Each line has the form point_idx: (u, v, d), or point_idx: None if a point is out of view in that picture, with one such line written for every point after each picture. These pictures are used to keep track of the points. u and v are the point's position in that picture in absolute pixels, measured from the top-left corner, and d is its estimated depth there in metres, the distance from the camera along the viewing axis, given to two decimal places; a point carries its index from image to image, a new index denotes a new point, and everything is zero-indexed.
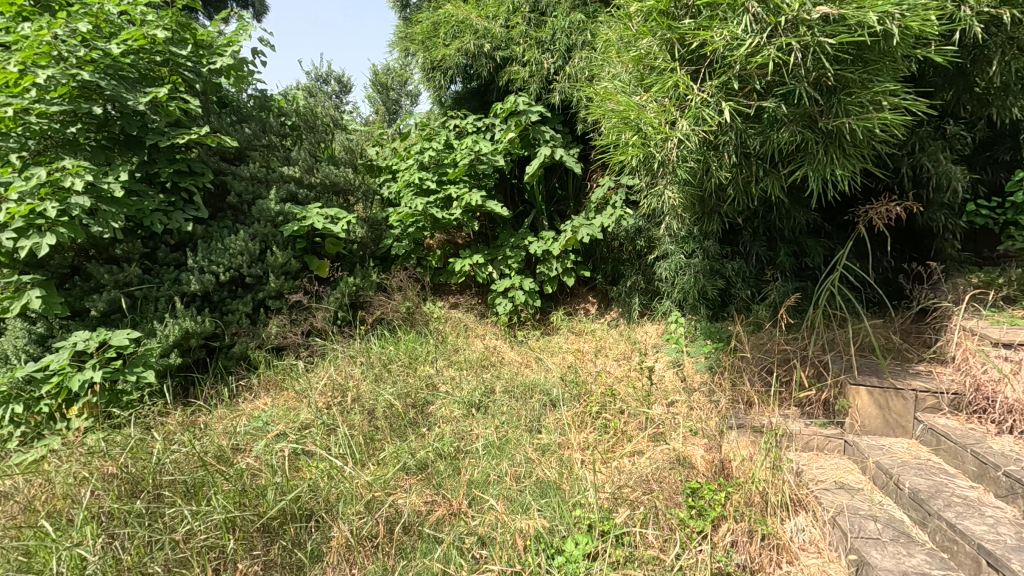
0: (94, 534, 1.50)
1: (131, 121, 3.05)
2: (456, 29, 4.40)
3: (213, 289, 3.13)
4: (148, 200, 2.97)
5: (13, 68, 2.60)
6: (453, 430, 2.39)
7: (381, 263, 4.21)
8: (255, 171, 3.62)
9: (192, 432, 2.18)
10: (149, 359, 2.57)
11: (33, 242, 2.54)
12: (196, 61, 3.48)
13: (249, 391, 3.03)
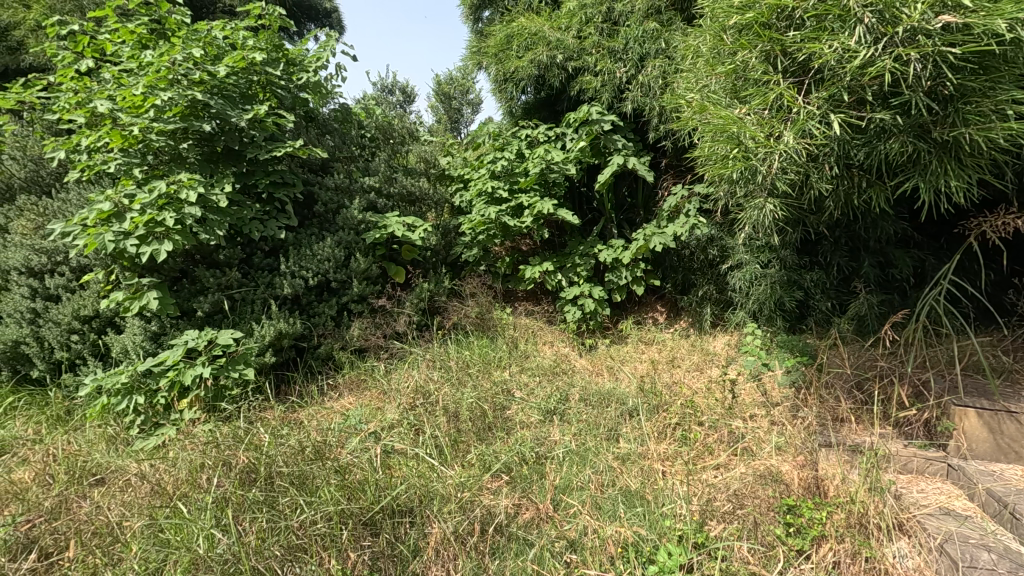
0: (216, 518, 1.68)
1: (233, 136, 3.29)
2: (528, 40, 4.47)
3: (302, 293, 3.32)
4: (247, 210, 3.19)
5: (138, 92, 2.86)
6: (533, 434, 2.43)
7: (452, 270, 4.32)
8: (340, 182, 3.83)
9: (290, 428, 2.33)
10: (249, 359, 2.77)
11: (153, 248, 2.78)
12: (288, 79, 3.70)
13: (334, 390, 3.18)
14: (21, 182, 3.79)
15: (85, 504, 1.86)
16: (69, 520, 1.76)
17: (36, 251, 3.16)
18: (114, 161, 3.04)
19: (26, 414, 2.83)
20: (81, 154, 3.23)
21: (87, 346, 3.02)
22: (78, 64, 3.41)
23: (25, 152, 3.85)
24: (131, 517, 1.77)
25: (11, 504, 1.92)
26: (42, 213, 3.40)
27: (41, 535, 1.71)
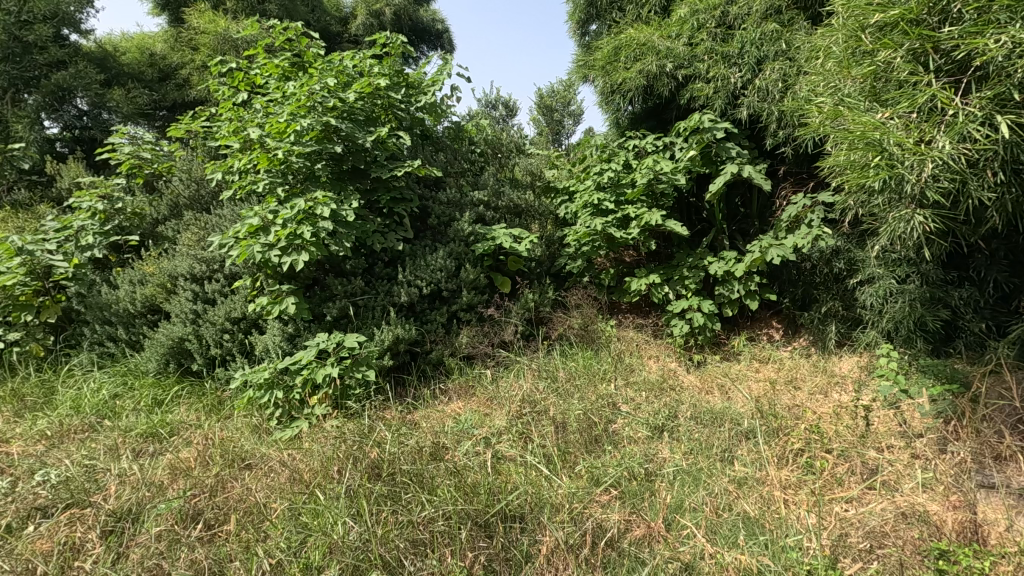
0: (348, 506, 1.85)
1: (360, 157, 3.57)
2: (637, 51, 4.43)
3: (417, 300, 3.52)
4: (370, 224, 3.45)
5: (283, 119, 3.21)
6: (642, 450, 2.38)
7: (556, 281, 4.34)
8: (452, 196, 4.02)
9: (407, 429, 2.48)
10: (371, 361, 2.98)
11: (291, 258, 3.09)
12: (407, 101, 3.96)
13: (443, 395, 3.33)
14: (187, 200, 4.39)
15: (238, 485, 2.11)
16: (226, 498, 2.00)
17: (199, 261, 3.63)
18: (262, 181, 3.42)
19: (188, 402, 3.25)
20: (235, 176, 3.68)
21: (236, 344, 3.40)
22: (234, 96, 3.89)
23: (190, 175, 4.46)
24: (275, 500, 1.97)
25: (180, 479, 2.23)
26: (203, 227, 3.91)
27: (206, 509, 1.96)
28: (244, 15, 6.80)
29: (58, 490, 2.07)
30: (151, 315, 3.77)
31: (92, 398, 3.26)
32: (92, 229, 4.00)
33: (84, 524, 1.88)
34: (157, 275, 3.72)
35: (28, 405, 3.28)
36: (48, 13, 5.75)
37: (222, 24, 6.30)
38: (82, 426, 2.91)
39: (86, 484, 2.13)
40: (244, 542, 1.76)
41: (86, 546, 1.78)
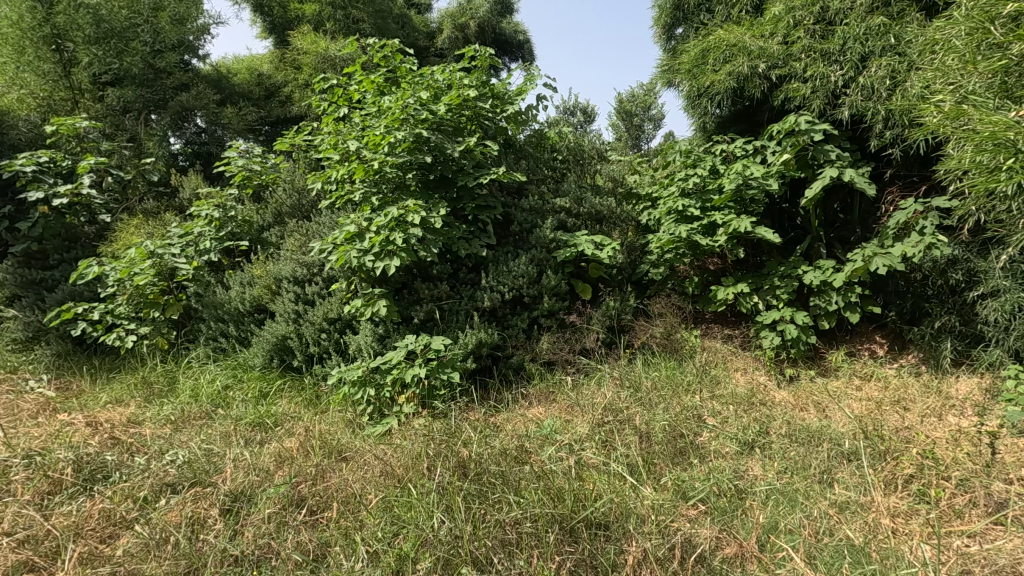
0: (438, 501, 1.92)
1: (449, 166, 3.71)
2: (727, 52, 4.28)
3: (499, 305, 3.60)
4: (456, 231, 3.56)
5: (379, 131, 3.40)
6: (731, 466, 2.29)
7: (637, 289, 4.26)
8: (534, 204, 4.06)
9: (490, 432, 2.54)
10: (455, 364, 3.07)
11: (383, 264, 3.25)
12: (494, 111, 4.06)
13: (524, 399, 3.36)
14: (290, 208, 4.76)
15: (336, 476, 2.25)
16: (325, 487, 2.15)
17: (300, 265, 3.92)
18: (358, 190, 3.64)
19: (290, 396, 3.51)
20: (333, 186, 3.94)
21: (331, 343, 3.63)
22: (335, 112, 4.16)
23: (293, 185, 4.81)
24: (370, 492, 2.09)
25: (284, 466, 2.41)
26: (305, 233, 4.21)
27: (308, 497, 2.10)
28: (341, 35, 7.27)
29: (183, 470, 2.31)
30: (257, 314, 4.11)
31: (208, 388, 3.60)
32: (209, 235, 4.42)
33: (206, 501, 2.08)
34: (264, 278, 4.05)
35: (156, 392, 3.67)
36: (175, 43, 6.49)
37: (322, 44, 6.77)
38: (200, 413, 3.22)
39: (206, 466, 2.36)
40: (343, 529, 1.87)
41: (207, 522, 1.97)
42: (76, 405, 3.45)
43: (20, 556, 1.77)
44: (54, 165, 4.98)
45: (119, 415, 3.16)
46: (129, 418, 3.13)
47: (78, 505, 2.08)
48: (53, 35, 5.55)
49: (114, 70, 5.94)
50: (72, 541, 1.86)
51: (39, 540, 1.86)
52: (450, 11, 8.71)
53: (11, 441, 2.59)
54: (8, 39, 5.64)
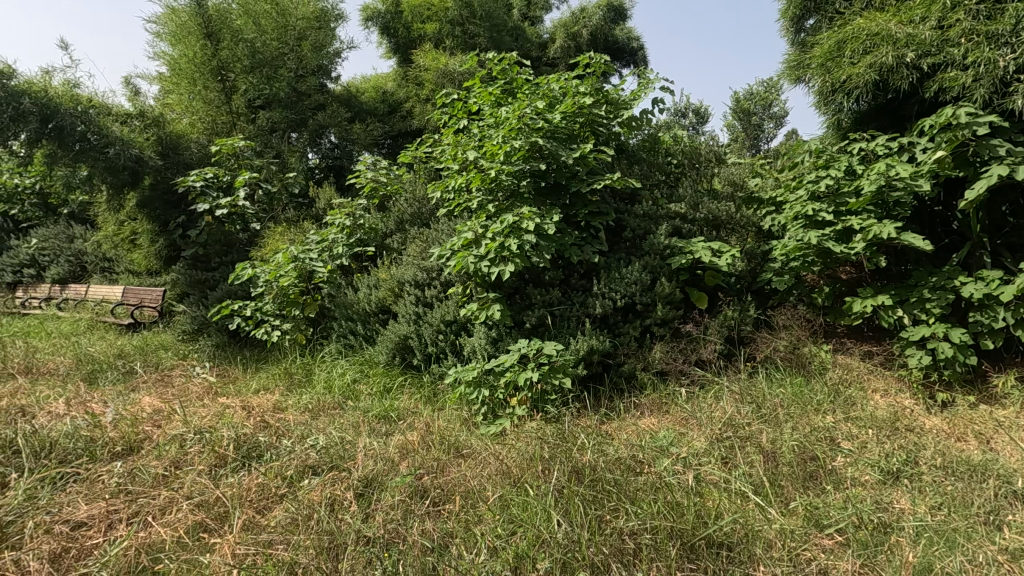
0: (554, 504, 1.95)
1: (562, 173, 3.74)
2: (868, 42, 3.90)
3: (611, 312, 3.56)
4: (569, 237, 3.58)
5: (497, 141, 3.52)
6: (872, 496, 2.08)
7: (758, 298, 4.02)
8: (647, 210, 3.95)
9: (603, 440, 2.53)
10: (566, 370, 3.10)
11: (498, 269, 3.35)
12: (608, 117, 4.03)
13: (635, 409, 3.30)
14: (410, 216, 5.05)
15: (455, 471, 2.37)
16: (446, 481, 2.27)
17: (421, 269, 4.16)
18: (476, 199, 3.80)
19: (410, 392, 3.74)
20: (452, 195, 4.14)
21: (448, 344, 3.81)
22: (454, 124, 4.38)
23: (415, 194, 5.11)
24: (488, 489, 2.17)
25: (408, 457, 2.58)
26: (425, 240, 4.45)
27: (430, 488, 2.23)
28: (458, 51, 7.65)
29: (322, 454, 2.55)
30: (381, 314, 4.42)
31: (340, 381, 3.95)
32: (341, 241, 4.85)
33: (342, 485, 2.28)
34: (387, 281, 4.35)
35: (296, 382, 4.09)
36: (313, 67, 7.27)
37: (442, 60, 7.17)
38: (333, 404, 3.53)
39: (341, 452, 2.59)
40: (464, 522, 1.97)
41: (343, 503, 2.16)
42: (232, 390, 3.94)
43: (197, 518, 2.06)
44: (217, 180, 5.73)
45: (267, 401, 3.56)
46: (275, 404, 3.52)
47: (239, 478, 2.37)
48: (218, 67, 6.34)
49: (265, 94, 6.73)
50: (236, 508, 2.13)
51: (211, 505, 2.15)
52: (562, 19, 8.82)
53: (186, 419, 3.03)
54: (184, 73, 6.45)
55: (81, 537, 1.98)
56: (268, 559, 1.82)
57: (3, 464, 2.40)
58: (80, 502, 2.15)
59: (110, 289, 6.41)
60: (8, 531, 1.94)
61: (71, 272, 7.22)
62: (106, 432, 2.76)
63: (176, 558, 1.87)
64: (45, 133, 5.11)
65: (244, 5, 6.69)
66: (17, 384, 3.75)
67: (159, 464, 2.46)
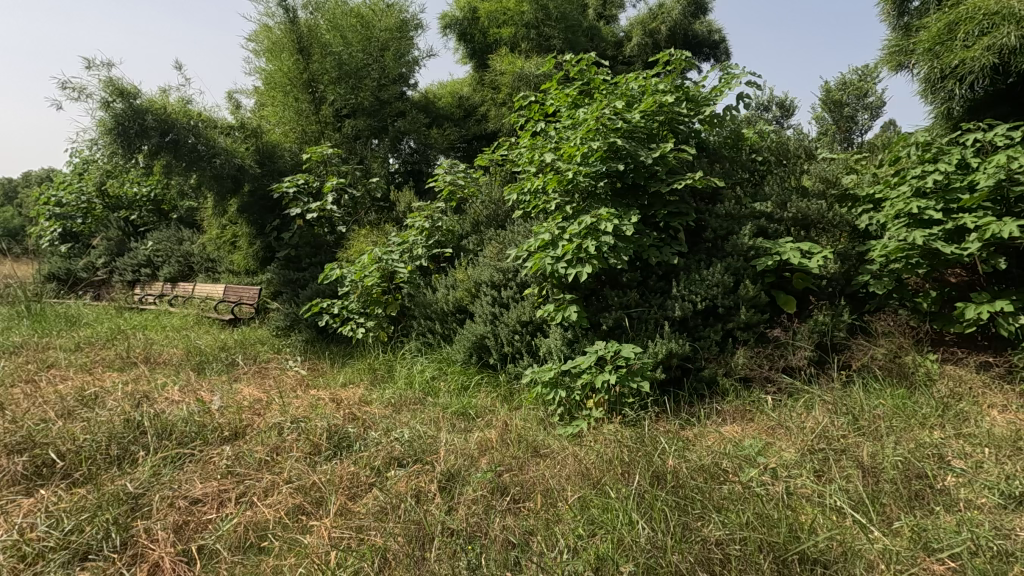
0: (636, 508, 1.94)
1: (641, 173, 3.68)
2: (985, 23, 3.55)
3: (691, 316, 3.47)
4: (647, 238, 3.52)
5: (575, 143, 3.52)
6: (991, 521, 1.90)
7: (852, 303, 3.74)
8: (730, 209, 3.79)
9: (685, 446, 2.48)
10: (644, 373, 3.05)
11: (575, 270, 3.35)
12: (689, 115, 3.91)
13: (717, 416, 3.19)
14: (486, 218, 5.15)
15: (534, 469, 2.41)
16: (525, 479, 2.31)
17: (497, 270, 4.23)
18: (553, 200, 3.82)
19: (486, 391, 3.82)
20: (528, 196, 4.18)
21: (524, 344, 3.86)
22: (532, 127, 4.41)
23: (491, 197, 5.20)
24: (567, 489, 2.19)
25: (487, 454, 2.64)
26: (501, 241, 4.52)
27: (510, 485, 2.27)
28: (534, 54, 7.71)
29: (407, 446, 2.67)
30: (459, 313, 4.54)
31: (420, 377, 4.11)
32: (421, 243, 5.03)
33: (426, 477, 2.38)
34: (465, 282, 4.46)
35: (379, 377, 4.29)
36: (394, 76, 7.60)
37: (518, 64, 7.26)
38: (414, 399, 3.68)
39: (424, 445, 2.69)
40: (543, 520, 1.99)
41: (428, 495, 2.25)
42: (321, 383, 4.19)
43: (296, 501, 2.23)
44: (308, 186, 6.12)
45: (354, 394, 3.76)
46: (361, 397, 3.71)
47: (332, 466, 2.53)
48: (308, 80, 6.74)
49: (351, 103, 7.11)
50: (331, 494, 2.28)
51: (308, 490, 2.31)
52: (639, 17, 8.66)
53: (284, 408, 3.26)
54: (278, 86, 6.90)
55: (199, 511, 2.19)
56: (361, 543, 1.94)
57: (132, 443, 2.69)
58: (196, 480, 2.38)
59: (213, 287, 7.00)
60: (139, 502, 2.18)
61: (180, 272, 7.94)
62: (215, 418, 3.02)
63: (279, 536, 2.04)
64: (162, 146, 5.67)
65: (332, 21, 7.09)
66: (140, 372, 4.18)
67: (262, 449, 2.67)
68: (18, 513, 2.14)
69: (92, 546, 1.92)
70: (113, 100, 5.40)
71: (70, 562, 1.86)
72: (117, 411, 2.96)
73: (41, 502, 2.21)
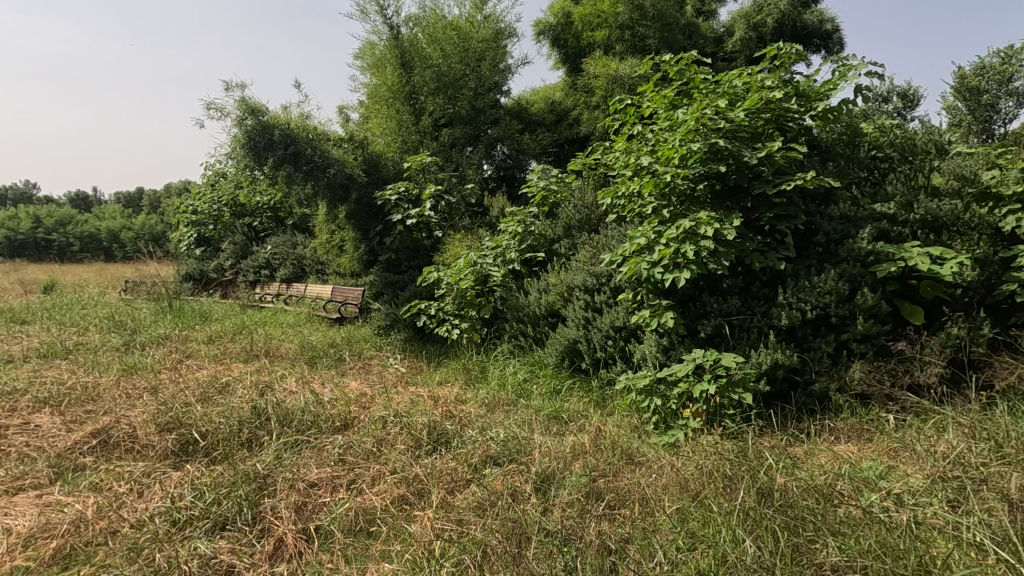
0: (740, 526, 1.86)
1: (744, 174, 3.50)
2: None
3: (799, 325, 3.25)
4: (751, 242, 3.34)
5: (673, 144, 3.42)
6: None
7: (994, 315, 3.31)
8: (846, 210, 3.50)
9: (793, 464, 2.33)
10: (747, 384, 2.90)
11: (673, 276, 3.25)
12: (799, 111, 3.67)
13: (830, 434, 2.96)
14: (579, 222, 5.13)
15: (629, 477, 2.38)
16: (620, 486, 2.28)
17: (590, 275, 4.21)
18: (649, 204, 3.74)
19: (578, 395, 3.82)
20: (622, 200, 4.12)
21: (617, 349, 3.82)
22: (627, 130, 4.35)
23: (584, 201, 5.18)
24: (665, 499, 2.14)
25: (581, 458, 2.65)
26: (594, 246, 4.49)
27: (605, 491, 2.26)
28: (629, 55, 7.58)
29: (502, 446, 2.74)
30: (551, 317, 4.57)
31: (512, 378, 4.20)
32: (513, 247, 5.13)
33: (522, 477, 2.43)
34: (557, 286, 4.48)
35: (473, 377, 4.43)
36: (490, 85, 7.80)
37: (613, 66, 7.17)
38: (507, 400, 3.76)
39: (519, 446, 2.75)
40: (641, 529, 1.96)
41: (523, 494, 2.29)
42: (419, 380, 4.41)
43: (400, 491, 2.36)
44: (408, 193, 6.44)
45: (450, 393, 3.91)
46: (457, 396, 3.84)
47: (433, 460, 2.66)
48: (410, 92, 7.09)
49: (449, 113, 7.39)
50: (432, 487, 2.39)
51: (410, 482, 2.44)
52: (743, 10, 8.23)
53: (387, 403, 3.46)
54: (382, 99, 7.31)
55: (315, 494, 2.38)
56: (461, 535, 2.02)
57: (259, 428, 2.98)
58: (312, 466, 2.60)
59: (322, 288, 7.57)
60: (265, 482, 2.41)
61: (294, 273, 8.66)
62: (327, 409, 3.27)
63: (386, 523, 2.17)
64: (284, 158, 6.22)
65: (432, 35, 7.42)
66: (262, 364, 4.62)
67: (369, 440, 2.86)
68: (170, 484, 2.45)
69: (229, 518, 2.16)
70: (244, 117, 6.01)
71: (212, 530, 2.11)
72: (245, 399, 3.30)
73: (187, 475, 2.52)
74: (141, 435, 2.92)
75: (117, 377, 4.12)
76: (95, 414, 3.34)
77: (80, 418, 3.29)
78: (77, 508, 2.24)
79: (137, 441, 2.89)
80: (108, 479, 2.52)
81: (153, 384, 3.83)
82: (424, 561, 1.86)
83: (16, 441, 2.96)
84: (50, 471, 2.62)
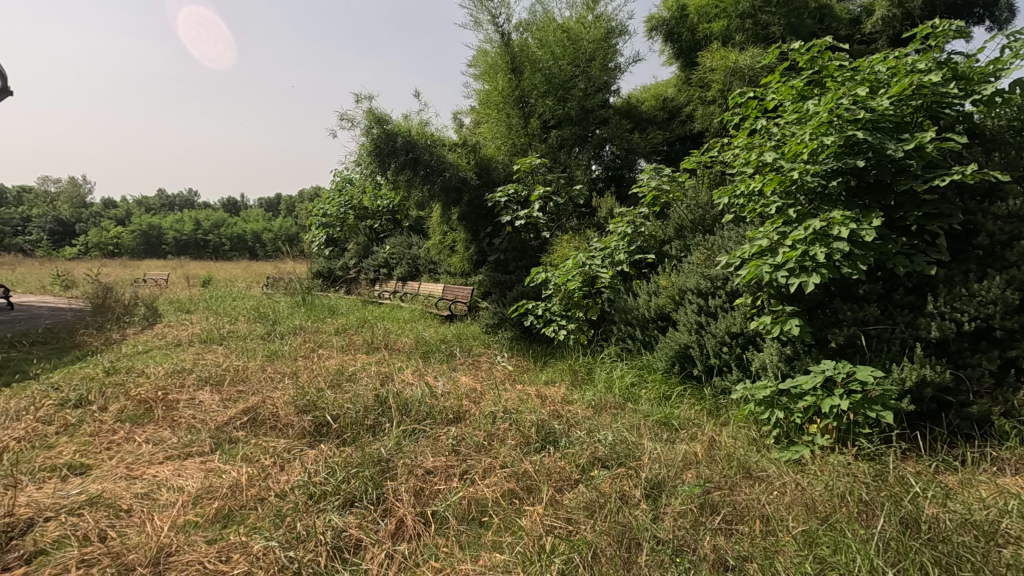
0: (879, 556, 1.69)
1: (887, 169, 3.15)
2: None
3: (952, 338, 2.88)
4: (894, 245, 3.00)
5: (803, 138, 3.17)
6: None
7: None
8: (1017, 207, 3.03)
9: (945, 495, 2.06)
10: (888, 401, 2.62)
11: (799, 280, 3.02)
12: (958, 96, 3.22)
13: (992, 464, 2.59)
14: (692, 223, 4.93)
15: (747, 492, 2.25)
16: (737, 500, 2.17)
17: (704, 277, 4.02)
18: (773, 203, 3.50)
19: (690, 402, 3.68)
20: (742, 199, 3.89)
21: (733, 356, 3.62)
22: (749, 125, 4.10)
23: (697, 200, 4.98)
24: (789, 518, 2.00)
25: (694, 467, 2.55)
26: (709, 247, 4.29)
27: (720, 505, 2.16)
28: (749, 45, 7.14)
29: (611, 449, 2.72)
30: (661, 321, 4.44)
31: (620, 381, 4.14)
32: (622, 248, 5.05)
33: (631, 482, 2.39)
34: (669, 288, 4.35)
35: (579, 378, 4.44)
36: (600, 85, 7.74)
37: (732, 57, 6.78)
38: (615, 403, 3.72)
39: (628, 451, 2.71)
40: (762, 548, 1.84)
41: (633, 499, 2.26)
42: (527, 379, 4.49)
43: (510, 485, 2.43)
44: (517, 196, 6.57)
45: (557, 392, 3.95)
46: (564, 396, 3.87)
47: (541, 458, 2.71)
48: (520, 96, 7.23)
49: (558, 114, 7.44)
50: (541, 484, 2.43)
51: (520, 477, 2.51)
52: None
53: (496, 399, 3.58)
54: (494, 104, 7.52)
55: (431, 480, 2.52)
56: (569, 533, 2.04)
57: (381, 415, 3.23)
58: (429, 454, 2.75)
59: (434, 287, 7.97)
60: (387, 466, 2.60)
61: (409, 272, 9.22)
62: (441, 401, 3.45)
63: (498, 515, 2.25)
64: (405, 164, 6.64)
65: (543, 38, 7.50)
66: (382, 356, 4.97)
67: (479, 434, 2.96)
68: (306, 460, 2.72)
69: (356, 496, 2.36)
70: (372, 126, 6.50)
71: (343, 505, 2.31)
72: (369, 387, 3.58)
73: (321, 454, 2.78)
74: (283, 415, 3.28)
75: (262, 362, 4.65)
76: (245, 394, 3.79)
77: (234, 396, 3.76)
78: (233, 476, 2.57)
79: (280, 420, 3.25)
80: (257, 452, 2.86)
81: (292, 370, 4.28)
82: (535, 555, 1.90)
83: (185, 414, 3.45)
84: (212, 441, 3.03)
